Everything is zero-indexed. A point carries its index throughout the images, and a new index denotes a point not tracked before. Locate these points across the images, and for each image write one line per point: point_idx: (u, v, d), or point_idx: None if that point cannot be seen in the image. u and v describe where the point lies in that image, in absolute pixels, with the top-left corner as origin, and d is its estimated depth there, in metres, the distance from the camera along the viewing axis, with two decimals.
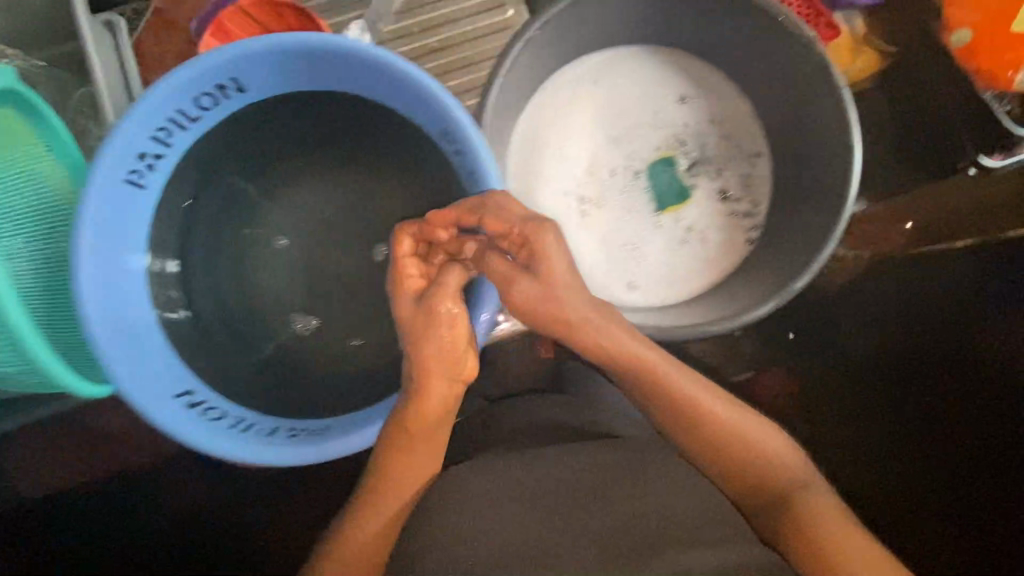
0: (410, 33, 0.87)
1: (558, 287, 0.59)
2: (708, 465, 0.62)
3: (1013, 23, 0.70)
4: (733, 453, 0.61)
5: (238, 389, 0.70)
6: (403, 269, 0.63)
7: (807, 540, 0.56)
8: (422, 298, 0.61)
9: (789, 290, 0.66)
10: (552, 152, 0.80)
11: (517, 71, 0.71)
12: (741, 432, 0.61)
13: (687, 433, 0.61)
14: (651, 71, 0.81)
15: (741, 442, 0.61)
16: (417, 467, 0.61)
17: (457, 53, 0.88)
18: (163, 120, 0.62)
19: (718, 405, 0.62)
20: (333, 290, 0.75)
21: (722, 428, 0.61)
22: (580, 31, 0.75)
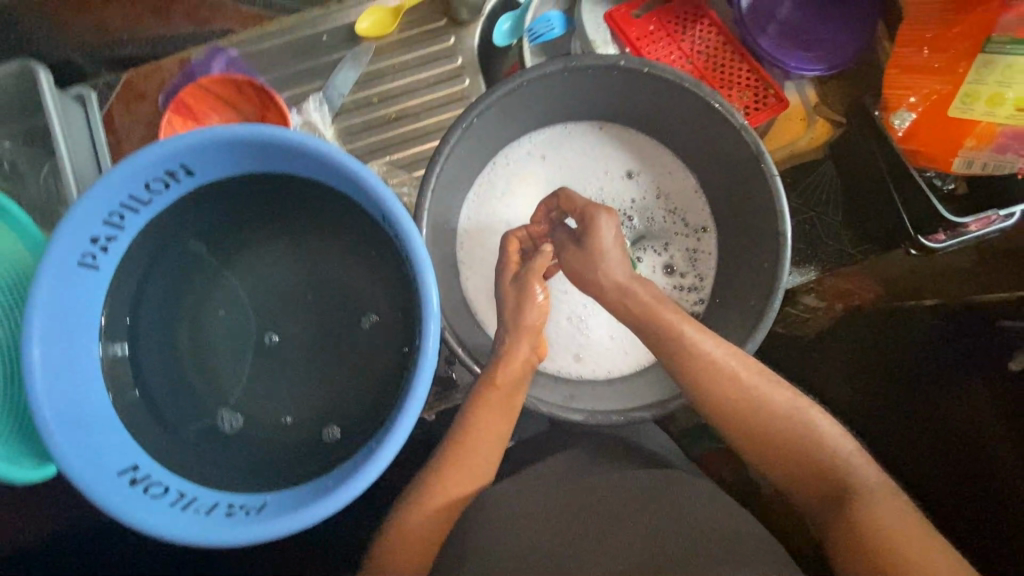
0: (368, 104, 0.91)
1: (598, 254, 0.70)
2: (758, 461, 0.66)
3: (950, 106, 0.69)
4: (784, 443, 0.64)
5: (204, 459, 0.70)
6: (506, 260, 0.74)
7: (859, 533, 0.57)
8: (520, 279, 0.72)
9: (760, 331, 0.67)
10: (497, 229, 0.81)
11: (459, 157, 0.72)
12: (802, 420, 0.65)
13: (745, 421, 0.65)
14: (593, 148, 0.82)
15: (793, 430, 0.64)
16: (493, 434, 0.68)
17: (412, 120, 0.91)
18: (112, 208, 0.64)
19: (747, 373, 0.65)
20: (298, 333, 0.76)
21: (773, 414, 0.65)
22: (523, 111, 0.75)
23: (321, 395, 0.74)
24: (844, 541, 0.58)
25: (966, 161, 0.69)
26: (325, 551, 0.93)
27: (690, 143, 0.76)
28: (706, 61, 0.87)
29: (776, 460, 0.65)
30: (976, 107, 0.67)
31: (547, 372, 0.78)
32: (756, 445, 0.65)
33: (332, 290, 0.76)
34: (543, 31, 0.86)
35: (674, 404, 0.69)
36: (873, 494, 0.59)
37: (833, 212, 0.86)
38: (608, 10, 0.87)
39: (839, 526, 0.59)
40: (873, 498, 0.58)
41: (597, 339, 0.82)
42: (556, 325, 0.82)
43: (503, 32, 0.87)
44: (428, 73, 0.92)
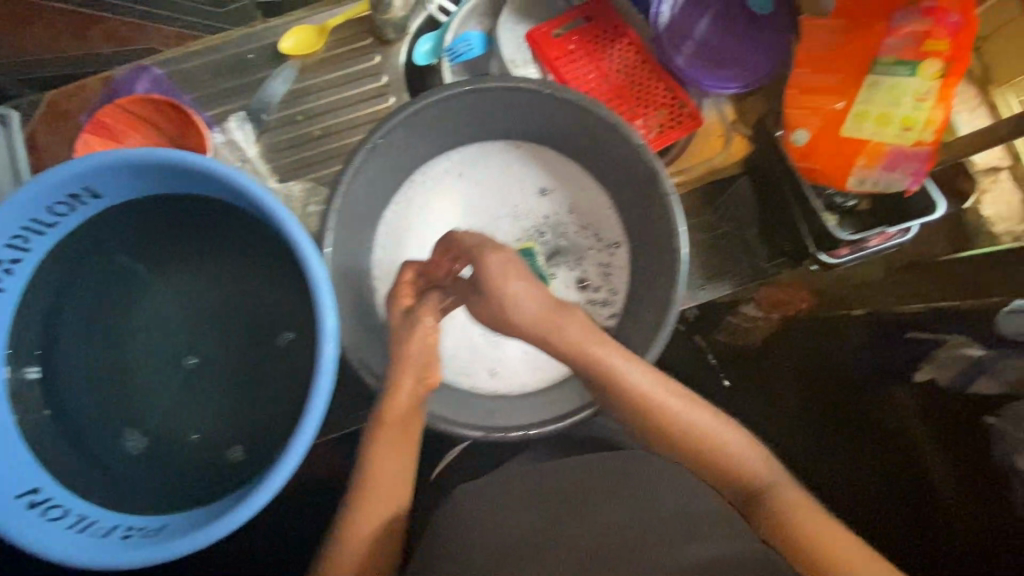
0: (293, 122, 0.91)
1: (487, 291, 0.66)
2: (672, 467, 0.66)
3: (842, 126, 0.70)
4: (692, 447, 0.64)
5: (109, 480, 0.70)
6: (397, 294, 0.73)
7: (773, 529, 0.58)
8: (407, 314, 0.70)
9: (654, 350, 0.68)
10: (414, 246, 0.82)
11: (367, 177, 0.73)
12: (705, 426, 0.65)
13: (657, 433, 0.65)
14: (509, 166, 0.84)
15: (698, 435, 0.64)
16: (390, 457, 0.68)
17: (337, 138, 0.92)
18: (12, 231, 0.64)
19: (648, 383, 0.65)
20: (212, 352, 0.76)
21: (681, 421, 0.65)
22: (434, 131, 0.76)
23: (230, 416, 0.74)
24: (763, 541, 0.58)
25: (856, 180, 0.71)
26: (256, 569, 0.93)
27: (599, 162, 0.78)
28: (624, 79, 0.89)
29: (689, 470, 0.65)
30: (864, 128, 0.69)
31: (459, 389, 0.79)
32: (671, 459, 0.65)
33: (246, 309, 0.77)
34: (463, 50, 0.88)
35: (574, 419, 0.70)
36: (778, 493, 0.61)
37: (747, 226, 0.88)
38: (529, 30, 0.89)
39: (753, 525, 0.60)
40: (781, 496, 0.60)
41: (515, 353, 0.83)
42: (472, 341, 0.83)
43: (424, 52, 0.88)
44: (354, 91, 0.93)
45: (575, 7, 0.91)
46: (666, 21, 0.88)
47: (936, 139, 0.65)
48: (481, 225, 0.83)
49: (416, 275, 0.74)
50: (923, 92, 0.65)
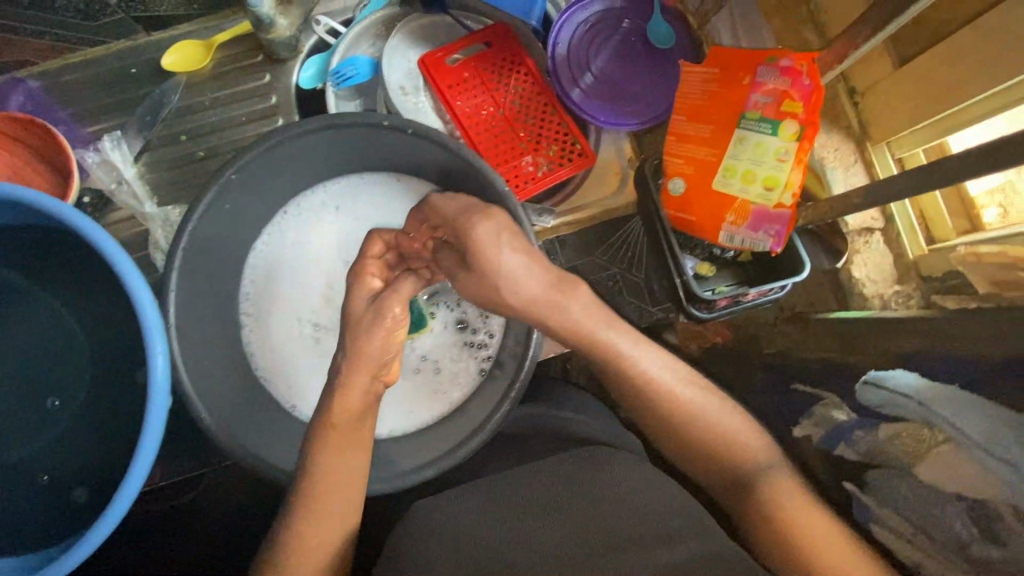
0: (176, 142, 0.88)
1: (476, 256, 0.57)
2: (666, 447, 0.65)
3: (713, 179, 0.67)
4: (691, 434, 0.63)
5: None
6: (363, 270, 0.66)
7: (763, 517, 0.58)
8: (372, 301, 0.64)
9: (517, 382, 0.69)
10: (286, 280, 0.80)
11: (223, 212, 0.69)
12: (701, 413, 0.63)
13: (654, 416, 0.63)
14: (390, 200, 0.81)
15: (689, 420, 0.62)
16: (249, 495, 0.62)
17: (222, 160, 0.88)
18: None
19: (648, 362, 0.61)
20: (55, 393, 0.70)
21: (686, 410, 0.62)
22: (304, 162, 0.73)
23: (76, 457, 0.70)
24: (755, 526, 0.58)
25: (726, 236, 0.68)
26: None
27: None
28: (518, 111, 0.86)
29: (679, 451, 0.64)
30: (732, 182, 0.66)
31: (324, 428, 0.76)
32: (667, 438, 0.64)
33: (96, 346, 0.70)
34: (350, 74, 0.84)
35: (436, 466, 0.68)
36: (780, 479, 0.60)
37: (638, 268, 0.86)
38: (421, 55, 0.86)
39: (751, 518, 0.59)
40: (789, 498, 0.58)
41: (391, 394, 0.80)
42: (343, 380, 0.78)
43: (310, 75, 0.85)
44: (241, 111, 0.89)
45: (472, 33, 0.87)
46: (561, 52, 0.86)
47: (796, 201, 0.63)
48: (354, 259, 0.80)
49: (386, 248, 0.67)
50: (783, 152, 0.64)
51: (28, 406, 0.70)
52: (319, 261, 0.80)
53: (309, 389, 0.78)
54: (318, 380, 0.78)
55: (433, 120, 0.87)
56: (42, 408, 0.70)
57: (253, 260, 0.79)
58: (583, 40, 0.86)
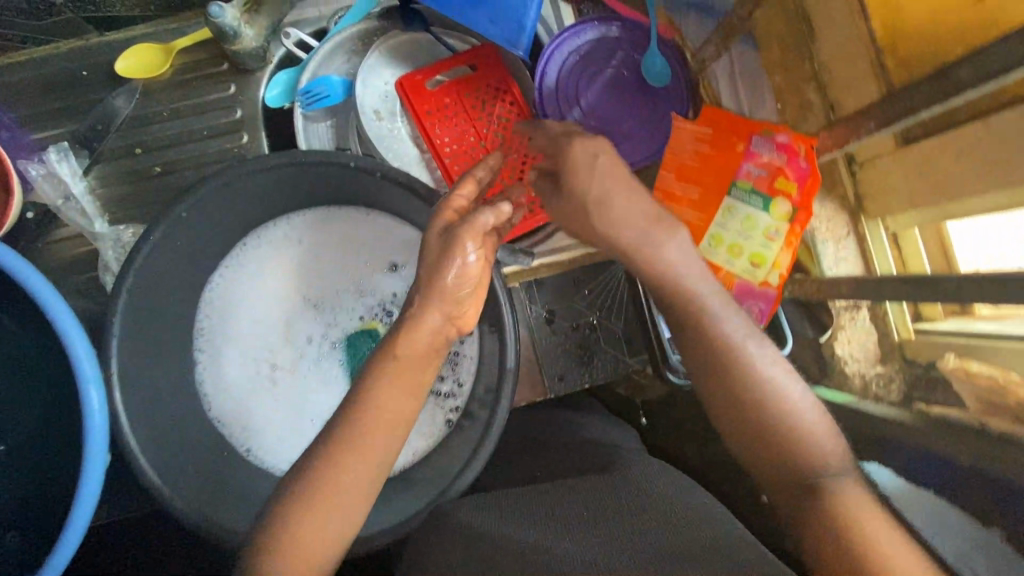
0: (129, 154, 0.81)
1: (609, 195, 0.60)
2: (722, 428, 0.56)
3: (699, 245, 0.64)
4: (745, 412, 0.54)
5: None
6: (451, 201, 0.60)
7: (826, 521, 0.47)
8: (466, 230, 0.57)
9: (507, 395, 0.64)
10: (243, 316, 0.75)
11: (171, 251, 0.65)
12: (772, 392, 0.54)
13: (714, 383, 0.56)
14: (358, 236, 0.76)
15: (755, 398, 0.54)
16: None
17: (180, 176, 0.82)
18: None
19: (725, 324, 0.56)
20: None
21: (752, 386, 0.54)
22: (261, 195, 0.68)
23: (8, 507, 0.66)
24: (811, 529, 0.48)
25: None
26: None
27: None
28: (500, 144, 0.81)
29: (736, 437, 0.55)
30: (718, 252, 0.63)
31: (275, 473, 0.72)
32: (726, 420, 0.56)
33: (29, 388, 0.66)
34: (322, 93, 0.78)
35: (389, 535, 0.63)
36: (849, 486, 0.49)
37: (618, 316, 0.82)
38: (399, 77, 0.80)
39: (808, 522, 0.49)
40: (857, 509, 0.47)
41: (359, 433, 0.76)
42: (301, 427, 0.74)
43: (277, 92, 0.79)
44: (202, 125, 0.82)
45: (455, 55, 0.82)
46: (547, 89, 0.81)
47: (781, 283, 0.61)
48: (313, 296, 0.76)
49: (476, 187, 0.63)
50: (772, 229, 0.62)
51: None
52: (279, 299, 0.75)
53: (263, 434, 0.74)
54: (273, 425, 0.74)
55: (409, 147, 0.82)
56: None
57: (209, 292, 0.74)
58: (568, 77, 0.81)
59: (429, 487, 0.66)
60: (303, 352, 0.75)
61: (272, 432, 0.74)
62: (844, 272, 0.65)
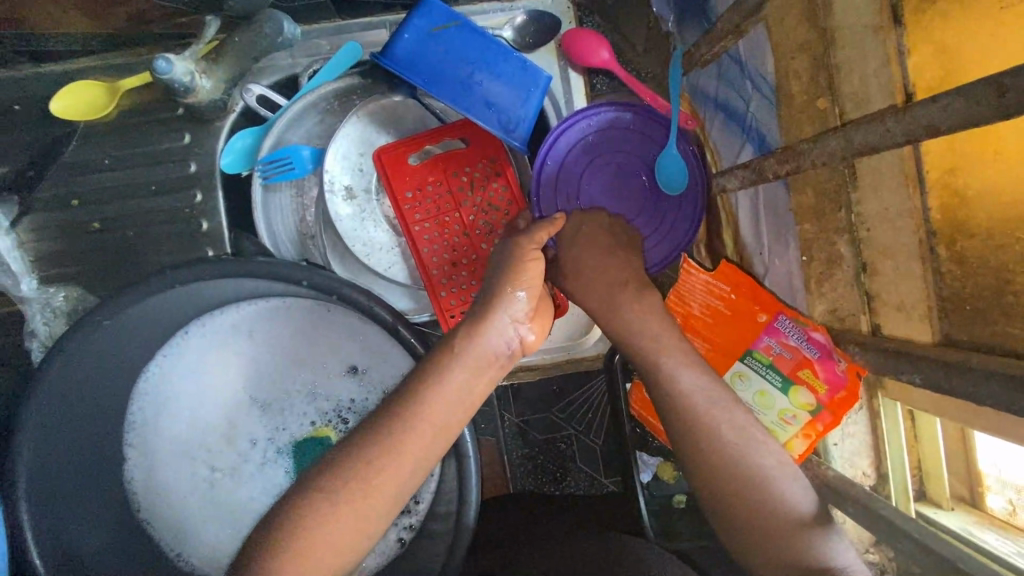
0: (65, 204, 0.71)
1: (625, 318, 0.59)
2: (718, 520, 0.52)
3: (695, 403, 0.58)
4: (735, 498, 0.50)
5: None
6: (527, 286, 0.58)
7: None
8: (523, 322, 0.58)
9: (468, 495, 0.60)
10: (179, 411, 0.67)
11: (92, 352, 0.57)
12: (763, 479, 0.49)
13: (758, 539, 0.48)
14: (314, 331, 0.68)
15: (749, 484, 0.50)
16: None
17: (124, 234, 0.72)
18: None
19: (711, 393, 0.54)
20: None
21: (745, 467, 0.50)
22: (201, 289, 0.60)
23: None
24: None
25: None
26: None
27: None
28: (485, 235, 0.71)
29: (740, 543, 0.49)
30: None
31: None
32: (718, 509, 0.51)
33: None
34: (285, 165, 0.68)
35: None
36: None
37: (598, 431, 0.76)
38: (378, 148, 0.70)
39: None
40: None
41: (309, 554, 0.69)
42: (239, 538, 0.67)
43: (236, 155, 0.69)
44: (149, 178, 0.72)
45: (444, 125, 0.71)
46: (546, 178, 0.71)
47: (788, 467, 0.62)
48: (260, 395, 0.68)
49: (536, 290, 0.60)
50: (788, 413, 0.61)
51: None
52: (221, 394, 0.68)
53: (193, 540, 0.67)
54: (207, 533, 0.67)
55: (384, 228, 0.72)
56: None
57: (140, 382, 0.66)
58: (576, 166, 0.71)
59: None
60: (246, 456, 0.68)
61: (206, 540, 0.67)
62: (850, 466, 0.60)
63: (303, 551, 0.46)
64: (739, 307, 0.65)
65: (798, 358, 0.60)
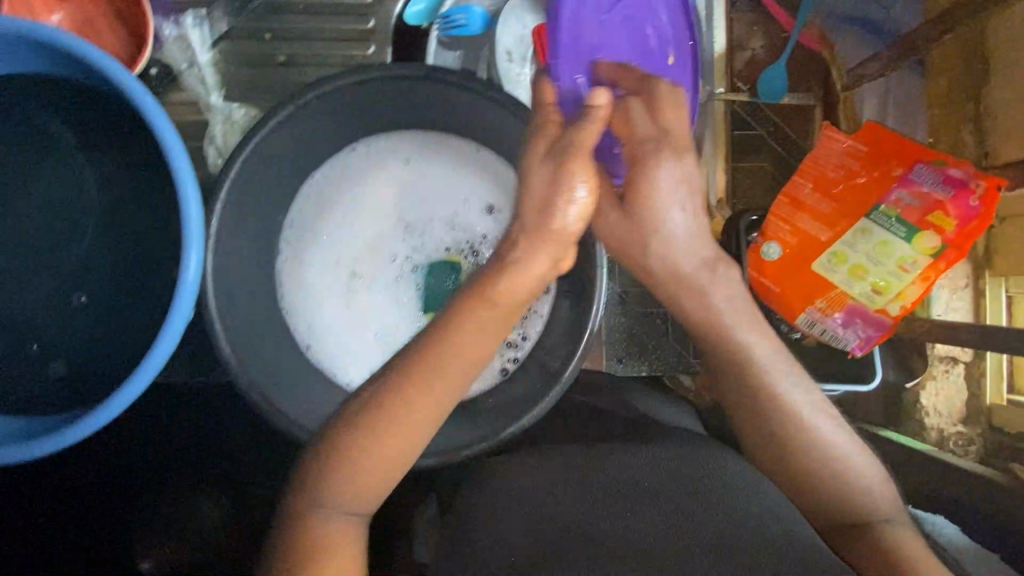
0: (258, 36, 0.82)
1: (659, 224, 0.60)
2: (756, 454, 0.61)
3: (815, 258, 0.64)
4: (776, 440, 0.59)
5: None
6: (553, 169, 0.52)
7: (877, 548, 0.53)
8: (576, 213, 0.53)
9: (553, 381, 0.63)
10: (337, 218, 0.76)
11: (294, 133, 0.65)
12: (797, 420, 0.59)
13: (798, 469, 0.59)
14: (464, 169, 0.76)
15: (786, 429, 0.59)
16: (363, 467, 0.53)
17: (303, 71, 0.82)
18: None
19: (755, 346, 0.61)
20: (85, 274, 0.70)
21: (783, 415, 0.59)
22: (388, 102, 0.68)
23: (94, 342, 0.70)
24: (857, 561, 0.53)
25: (808, 320, 0.64)
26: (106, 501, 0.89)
27: None
28: None
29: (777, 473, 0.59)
30: (838, 271, 0.62)
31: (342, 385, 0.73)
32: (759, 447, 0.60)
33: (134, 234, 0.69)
34: (460, 23, 0.77)
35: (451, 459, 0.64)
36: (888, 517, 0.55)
37: None
38: (538, 23, 0.78)
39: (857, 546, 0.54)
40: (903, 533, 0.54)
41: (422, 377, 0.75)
42: (367, 341, 0.75)
43: (418, 11, 0.79)
44: (332, 25, 0.82)
45: None
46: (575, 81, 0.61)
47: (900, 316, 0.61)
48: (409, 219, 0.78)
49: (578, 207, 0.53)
50: (909, 260, 0.60)
51: (60, 285, 0.70)
52: (374, 209, 0.76)
53: (325, 334, 0.75)
54: (338, 330, 0.75)
55: (529, 97, 0.79)
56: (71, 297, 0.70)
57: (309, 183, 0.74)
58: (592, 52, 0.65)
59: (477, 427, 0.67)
60: (384, 269, 0.76)
61: (337, 335, 0.75)
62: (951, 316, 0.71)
63: (403, 407, 0.52)
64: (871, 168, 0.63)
65: (931, 203, 0.60)
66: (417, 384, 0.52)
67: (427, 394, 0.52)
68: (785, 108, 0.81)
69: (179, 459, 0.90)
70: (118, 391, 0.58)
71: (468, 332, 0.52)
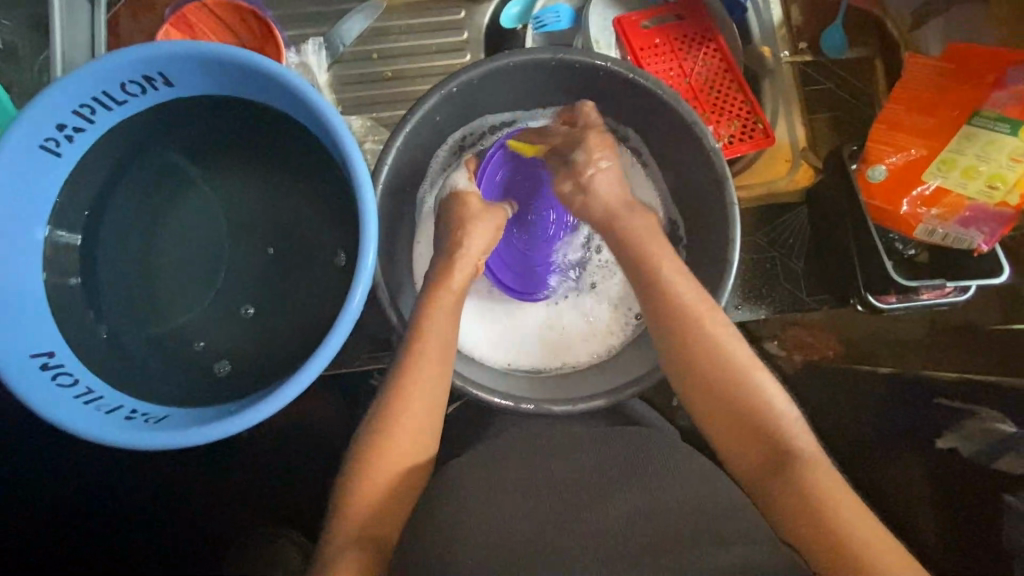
0: (366, 58, 0.91)
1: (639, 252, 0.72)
2: (713, 426, 0.64)
3: (924, 170, 0.74)
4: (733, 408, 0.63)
5: (135, 376, 0.72)
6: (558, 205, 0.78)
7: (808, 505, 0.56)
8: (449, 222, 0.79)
9: (622, 391, 0.71)
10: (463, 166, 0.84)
11: (433, 122, 0.75)
12: (749, 386, 0.64)
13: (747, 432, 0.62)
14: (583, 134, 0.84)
15: (739, 396, 0.63)
16: (425, 387, 0.68)
17: (409, 80, 0.92)
18: (71, 104, 0.66)
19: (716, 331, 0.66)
20: (253, 273, 0.78)
21: (741, 388, 0.64)
22: (507, 83, 0.77)
23: (264, 332, 0.76)
24: (785, 509, 0.57)
25: (929, 228, 0.73)
26: (256, 500, 0.95)
27: (676, 152, 0.77)
28: (703, 84, 0.87)
29: (735, 436, 0.63)
30: (949, 175, 0.72)
31: (516, 368, 0.82)
32: (715, 413, 0.64)
33: (297, 227, 0.77)
34: (549, 21, 0.88)
35: (586, 404, 0.71)
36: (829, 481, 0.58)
37: (797, 253, 0.88)
38: (617, 14, 0.88)
39: (797, 511, 0.57)
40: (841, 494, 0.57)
41: (549, 357, 0.83)
42: (512, 314, 0.87)
43: (511, 15, 0.90)
44: (432, 41, 0.92)
45: (667, 3, 0.89)
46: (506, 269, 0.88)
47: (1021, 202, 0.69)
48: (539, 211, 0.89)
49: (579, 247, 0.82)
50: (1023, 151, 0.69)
51: (231, 286, 0.77)
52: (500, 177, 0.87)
53: (474, 303, 0.86)
54: (485, 306, 0.87)
55: None
56: (239, 300, 0.77)
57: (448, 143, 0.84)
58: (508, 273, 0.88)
59: (631, 370, 0.75)
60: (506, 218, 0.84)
61: (484, 310, 0.86)
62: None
63: (407, 388, 0.67)
64: (955, 91, 0.75)
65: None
66: (408, 376, 0.67)
67: (418, 382, 0.67)
68: (847, 62, 0.90)
69: (307, 468, 0.95)
70: (313, 356, 0.63)
71: (425, 340, 0.69)
